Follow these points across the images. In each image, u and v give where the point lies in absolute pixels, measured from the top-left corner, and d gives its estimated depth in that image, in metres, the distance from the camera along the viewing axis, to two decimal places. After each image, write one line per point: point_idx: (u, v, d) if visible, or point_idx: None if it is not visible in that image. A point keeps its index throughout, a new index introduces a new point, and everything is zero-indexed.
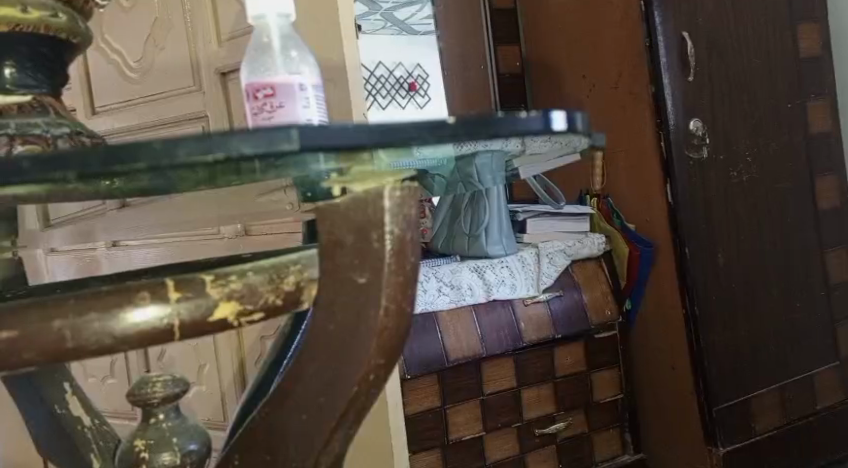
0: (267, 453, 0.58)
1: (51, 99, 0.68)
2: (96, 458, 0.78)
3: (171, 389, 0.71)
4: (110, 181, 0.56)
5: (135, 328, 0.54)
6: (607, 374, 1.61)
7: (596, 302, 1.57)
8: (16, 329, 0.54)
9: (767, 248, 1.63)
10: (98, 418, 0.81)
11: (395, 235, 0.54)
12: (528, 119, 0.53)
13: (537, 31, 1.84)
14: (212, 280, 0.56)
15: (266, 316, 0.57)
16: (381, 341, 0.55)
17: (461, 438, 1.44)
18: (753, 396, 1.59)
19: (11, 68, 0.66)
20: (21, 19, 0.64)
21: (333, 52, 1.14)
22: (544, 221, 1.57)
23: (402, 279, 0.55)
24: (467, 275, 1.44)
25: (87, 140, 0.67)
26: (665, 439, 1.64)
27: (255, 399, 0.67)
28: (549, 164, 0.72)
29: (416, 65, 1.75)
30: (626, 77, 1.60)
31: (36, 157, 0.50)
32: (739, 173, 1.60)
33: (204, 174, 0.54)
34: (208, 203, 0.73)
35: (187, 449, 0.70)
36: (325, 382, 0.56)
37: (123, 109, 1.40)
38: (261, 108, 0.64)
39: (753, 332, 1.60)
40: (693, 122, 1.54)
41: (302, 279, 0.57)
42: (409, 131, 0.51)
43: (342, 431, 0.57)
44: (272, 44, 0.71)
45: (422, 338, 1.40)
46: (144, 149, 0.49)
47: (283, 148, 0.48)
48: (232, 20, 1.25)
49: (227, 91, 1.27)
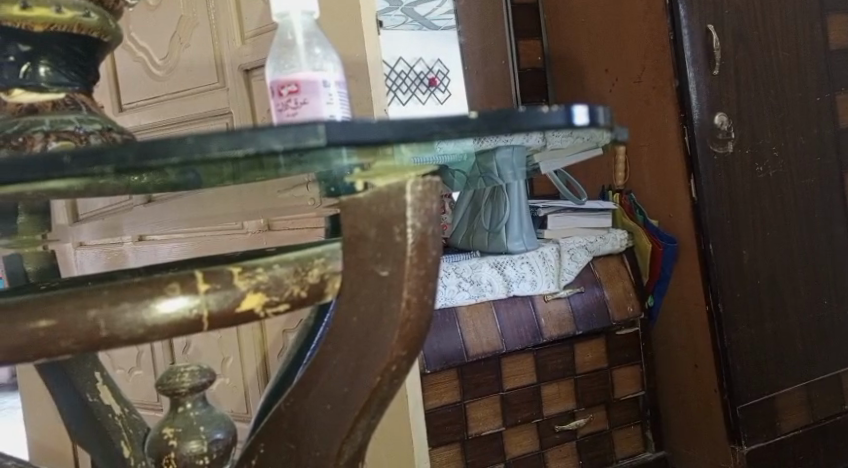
0: (290, 442, 0.60)
1: (84, 96, 0.70)
2: (126, 445, 0.79)
3: (198, 379, 0.73)
4: (142, 175, 0.57)
5: (166, 318, 0.56)
6: (629, 371, 1.61)
7: (618, 300, 1.58)
8: (55, 318, 0.56)
9: (793, 244, 1.63)
10: (128, 406, 0.82)
11: (417, 228, 0.56)
12: (550, 113, 0.54)
13: (560, 27, 1.85)
14: (239, 273, 0.58)
15: (291, 308, 0.59)
16: (403, 333, 0.56)
17: (481, 433, 1.46)
18: (779, 394, 1.59)
19: (46, 67, 0.68)
20: (54, 18, 0.67)
21: (357, 50, 1.15)
22: (564, 217, 1.60)
23: (423, 272, 0.56)
24: (487, 271, 1.46)
25: (118, 136, 0.68)
26: (689, 437, 1.65)
27: (279, 390, 0.68)
28: (570, 159, 0.73)
29: (437, 61, 1.77)
30: (650, 71, 1.61)
31: (74, 152, 0.52)
32: (765, 167, 1.60)
33: (231, 170, 0.56)
34: (232, 198, 0.74)
35: (214, 437, 0.72)
36: (347, 372, 0.58)
37: (148, 106, 1.43)
38: (286, 104, 0.65)
39: (779, 330, 1.60)
40: (718, 116, 1.54)
41: (326, 272, 0.58)
42: (432, 127, 0.52)
43: (366, 420, 0.58)
44: (297, 41, 0.72)
45: (442, 333, 1.42)
46: (177, 143, 0.50)
47: (310, 143, 0.50)
48: (257, 18, 1.26)
49: (251, 87, 1.29)
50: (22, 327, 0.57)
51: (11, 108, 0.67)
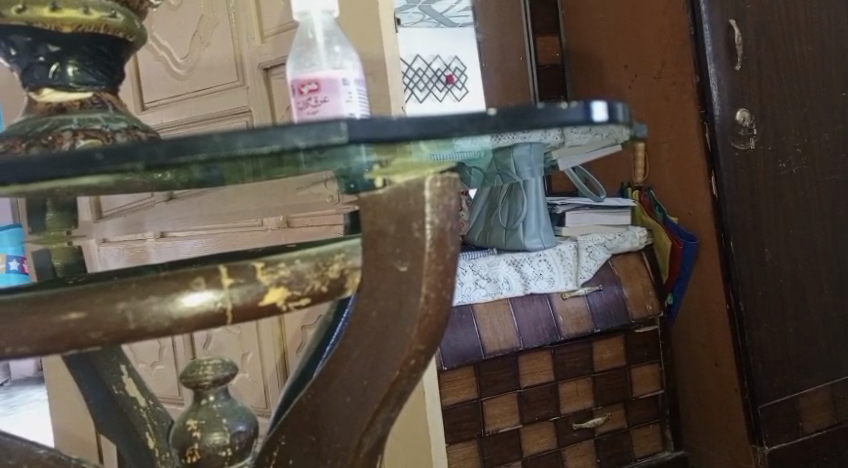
0: (311, 434, 0.61)
1: (110, 95, 0.72)
2: (150, 437, 0.81)
3: (221, 372, 0.75)
4: (165, 172, 0.59)
5: (191, 311, 0.58)
6: (648, 370, 1.61)
7: (637, 298, 1.59)
8: (85, 310, 0.58)
9: (816, 242, 1.62)
10: (153, 399, 0.84)
11: (436, 225, 0.57)
12: (569, 110, 0.55)
13: (578, 23, 1.84)
14: (262, 267, 0.59)
15: (313, 302, 0.60)
16: (422, 328, 0.57)
17: (498, 430, 1.47)
18: (802, 394, 1.59)
19: (73, 67, 0.70)
20: (81, 19, 0.68)
21: (375, 48, 1.17)
22: (582, 214, 1.62)
23: (441, 268, 0.57)
24: (504, 268, 1.48)
25: (143, 134, 0.70)
26: (710, 437, 1.66)
27: (299, 384, 0.70)
28: (589, 155, 0.74)
29: (454, 57, 1.89)
30: (671, 66, 1.61)
31: (107, 148, 0.53)
32: (789, 164, 1.59)
33: (252, 167, 0.57)
34: (252, 196, 0.76)
35: (236, 430, 0.73)
36: (368, 365, 0.59)
37: (169, 104, 1.44)
38: (307, 102, 0.67)
39: (802, 328, 1.60)
40: (740, 112, 1.54)
41: (346, 267, 0.60)
42: (451, 123, 0.53)
43: (385, 413, 0.59)
44: (317, 39, 0.75)
45: (459, 331, 1.43)
46: (204, 141, 0.52)
47: (332, 140, 0.51)
48: (277, 17, 1.28)
49: (270, 85, 1.30)
50: (53, 319, 0.58)
51: (41, 108, 0.69)
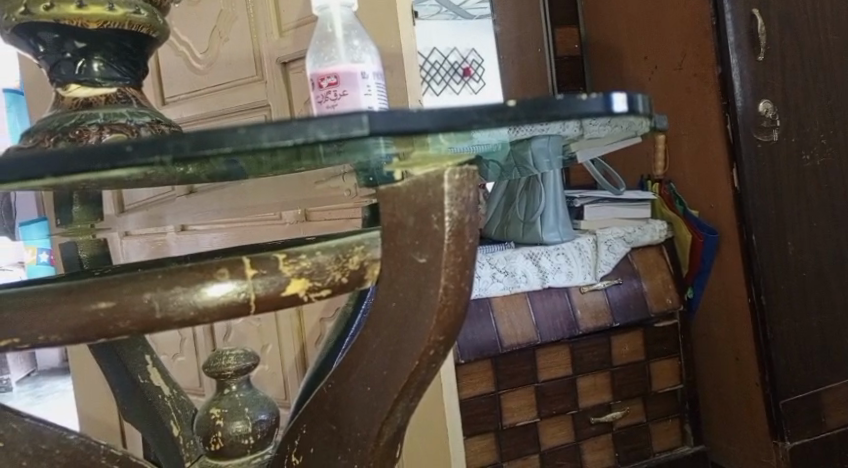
0: (332, 423, 0.62)
1: (134, 90, 0.73)
2: (175, 424, 0.83)
3: (243, 362, 0.76)
4: (187, 166, 0.60)
5: (215, 301, 0.59)
6: (667, 364, 1.61)
7: (656, 292, 1.59)
8: (113, 299, 0.59)
9: (841, 234, 1.61)
10: (177, 388, 0.86)
11: (455, 217, 0.58)
12: (589, 101, 0.56)
13: (597, 15, 1.86)
14: (284, 258, 0.60)
15: (333, 293, 0.61)
16: (440, 320, 0.58)
17: (516, 423, 1.48)
18: (825, 389, 1.59)
19: (99, 63, 0.71)
20: (107, 16, 0.70)
21: (395, 42, 1.17)
22: (601, 208, 1.62)
23: (461, 259, 0.58)
24: (521, 262, 1.49)
25: (166, 128, 0.71)
26: (732, 432, 1.66)
27: (316, 377, 0.71)
28: (610, 148, 0.75)
29: (471, 50, 1.81)
30: (692, 56, 1.61)
31: (138, 141, 0.54)
32: (813, 156, 1.59)
33: (275, 160, 0.59)
34: (275, 190, 0.78)
35: (258, 419, 0.74)
36: (388, 356, 0.60)
37: (190, 99, 1.45)
38: (327, 95, 0.74)
39: (826, 322, 1.59)
40: (762, 103, 1.54)
41: (365, 259, 0.60)
42: (470, 115, 0.54)
43: (404, 403, 0.60)
44: (336, 33, 0.84)
45: (477, 323, 1.44)
46: (229, 134, 0.53)
47: (354, 133, 0.52)
48: (296, 12, 1.29)
49: (290, 80, 1.32)
50: (83, 308, 0.59)
51: (68, 103, 0.71)
